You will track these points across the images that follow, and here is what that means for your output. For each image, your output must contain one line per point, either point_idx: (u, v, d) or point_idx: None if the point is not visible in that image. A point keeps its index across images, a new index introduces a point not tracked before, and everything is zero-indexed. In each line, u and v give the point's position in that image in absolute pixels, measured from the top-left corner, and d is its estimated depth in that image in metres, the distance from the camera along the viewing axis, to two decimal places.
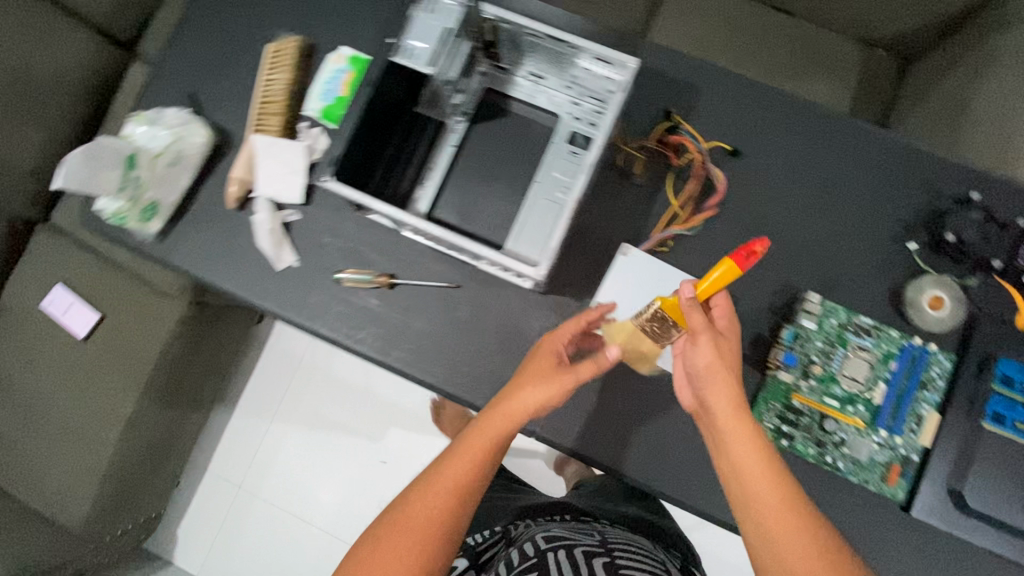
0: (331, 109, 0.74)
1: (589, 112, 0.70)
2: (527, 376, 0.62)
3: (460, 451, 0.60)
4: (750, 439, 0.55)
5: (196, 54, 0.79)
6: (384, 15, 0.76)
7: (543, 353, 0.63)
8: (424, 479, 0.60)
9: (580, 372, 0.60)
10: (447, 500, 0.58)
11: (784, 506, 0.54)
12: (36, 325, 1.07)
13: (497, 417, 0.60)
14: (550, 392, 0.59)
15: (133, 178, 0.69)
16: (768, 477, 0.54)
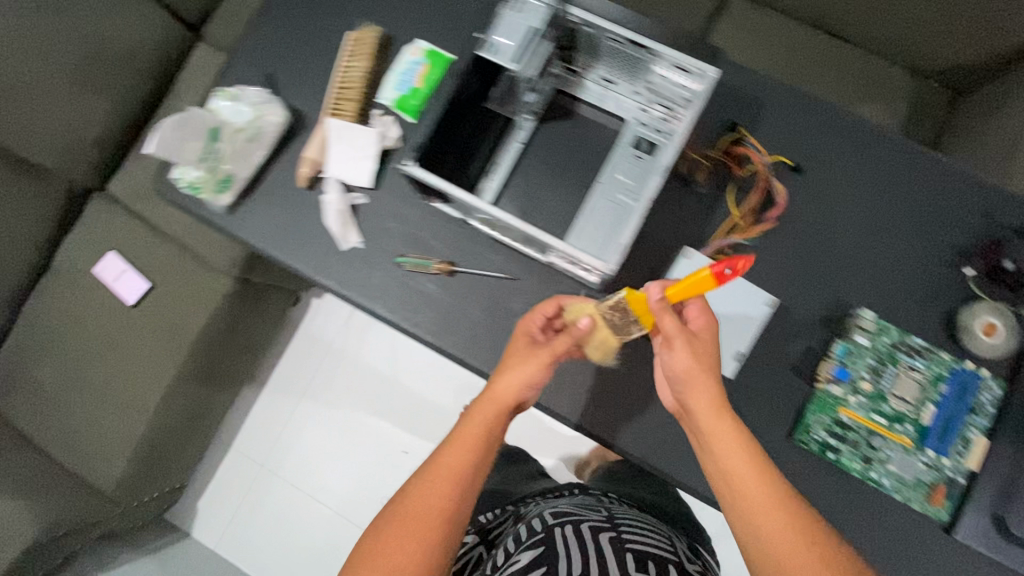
0: (405, 99, 0.76)
1: (657, 119, 0.72)
2: (510, 360, 0.65)
3: (454, 440, 0.62)
4: (728, 431, 0.58)
5: (275, 36, 0.81)
6: (462, 12, 0.79)
7: (519, 336, 0.66)
8: (423, 470, 0.61)
9: (557, 348, 0.64)
10: (446, 486, 0.59)
11: (773, 495, 0.55)
12: (89, 290, 1.10)
13: (485, 403, 0.63)
14: (533, 371, 0.63)
15: (214, 150, 0.72)
16: (748, 468, 0.56)
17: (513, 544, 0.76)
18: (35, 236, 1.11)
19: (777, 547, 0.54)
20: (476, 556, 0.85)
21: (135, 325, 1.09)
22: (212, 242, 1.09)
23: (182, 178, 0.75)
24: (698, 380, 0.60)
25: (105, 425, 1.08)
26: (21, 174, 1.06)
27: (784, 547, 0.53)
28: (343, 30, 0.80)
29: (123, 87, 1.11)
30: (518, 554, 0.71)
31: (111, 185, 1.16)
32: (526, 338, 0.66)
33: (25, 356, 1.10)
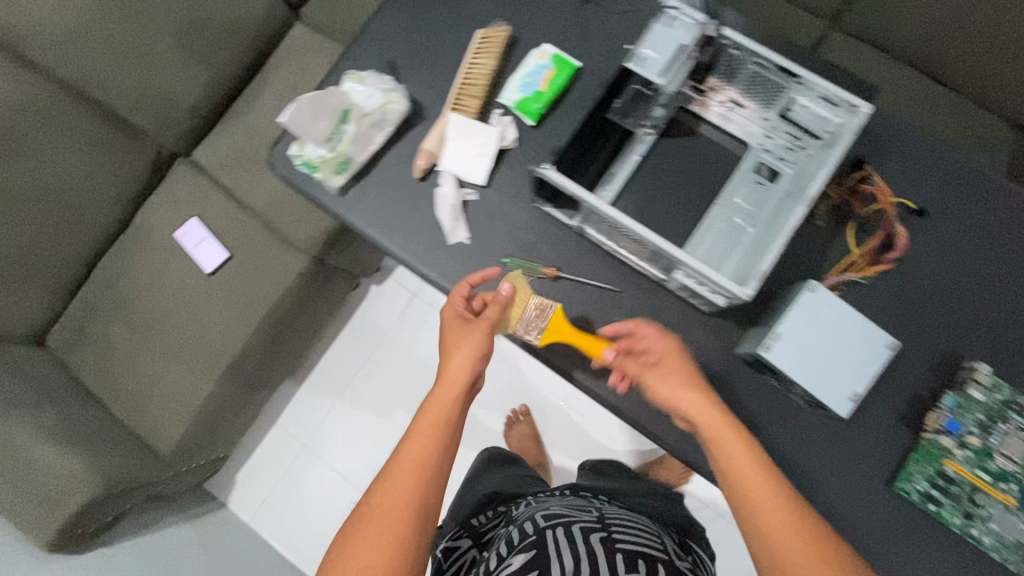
0: (527, 101, 0.76)
1: (781, 146, 0.71)
2: (450, 343, 0.70)
3: (416, 433, 0.65)
4: (701, 422, 0.63)
5: (400, 25, 0.81)
6: (590, 21, 0.79)
7: (449, 320, 0.71)
8: (386, 468, 0.63)
9: (489, 317, 0.69)
10: (413, 474, 0.61)
11: (748, 473, 0.60)
12: (168, 253, 1.12)
13: (444, 389, 0.68)
14: (476, 346, 0.69)
15: (340, 131, 0.73)
16: (724, 452, 0.61)
17: (505, 548, 0.72)
18: (122, 195, 1.12)
19: (767, 529, 0.57)
20: (469, 561, 0.84)
21: (209, 293, 1.10)
22: (293, 219, 1.09)
23: (302, 156, 0.76)
24: (674, 389, 0.64)
25: (168, 388, 1.09)
26: (119, 134, 1.08)
27: (771, 526, 0.57)
28: (470, 26, 0.80)
29: (225, 57, 1.12)
30: (510, 557, 0.67)
31: (196, 152, 1.17)
32: (460, 320, 0.71)
33: (99, 311, 1.12)
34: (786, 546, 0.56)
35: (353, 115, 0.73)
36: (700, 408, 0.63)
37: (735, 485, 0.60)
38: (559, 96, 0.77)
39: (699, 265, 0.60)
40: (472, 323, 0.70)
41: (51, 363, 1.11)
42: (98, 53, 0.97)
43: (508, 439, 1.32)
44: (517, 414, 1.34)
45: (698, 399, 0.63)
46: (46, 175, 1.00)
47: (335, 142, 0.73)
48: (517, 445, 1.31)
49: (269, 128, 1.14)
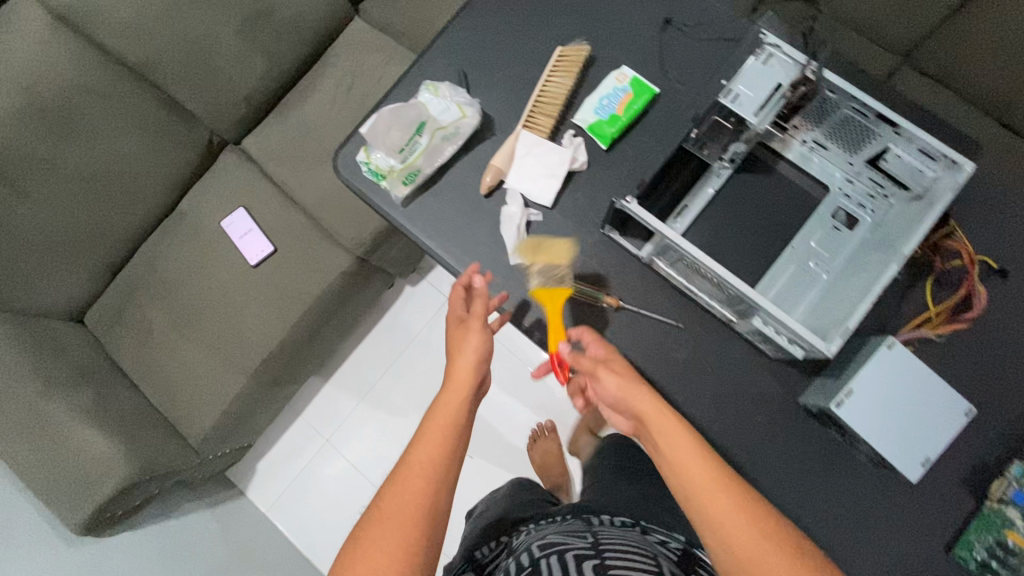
0: (602, 124, 0.74)
1: (863, 193, 0.69)
2: (456, 345, 0.69)
3: (424, 437, 0.61)
4: (654, 423, 0.58)
5: (475, 35, 0.80)
6: (671, 46, 0.77)
7: (450, 321, 0.71)
8: (392, 474, 0.60)
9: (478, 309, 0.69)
10: (420, 480, 0.58)
11: (705, 478, 0.54)
12: (214, 242, 1.12)
13: (450, 391, 0.65)
14: (477, 346, 0.67)
15: (414, 142, 0.74)
16: (680, 457, 0.55)
17: None
18: (171, 179, 1.12)
19: (739, 549, 0.51)
20: None
21: (250, 285, 1.10)
22: (340, 218, 1.08)
23: (369, 162, 0.76)
24: (622, 386, 0.61)
25: (202, 377, 1.08)
26: (174, 120, 1.07)
27: (747, 544, 0.51)
28: (547, 42, 0.79)
29: (285, 49, 1.10)
30: None
31: (245, 141, 1.16)
32: (459, 321, 0.71)
33: (139, 294, 1.12)
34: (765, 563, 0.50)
35: (428, 128, 0.73)
36: (652, 405, 0.59)
37: (701, 496, 0.54)
38: (635, 121, 0.75)
39: (784, 318, 0.58)
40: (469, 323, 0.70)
41: (89, 343, 1.11)
42: (163, 37, 0.96)
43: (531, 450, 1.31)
44: (544, 429, 1.32)
45: (647, 395, 0.60)
46: (102, 156, 1.00)
47: (407, 151, 0.74)
48: (540, 460, 1.29)
49: (321, 123, 1.12)
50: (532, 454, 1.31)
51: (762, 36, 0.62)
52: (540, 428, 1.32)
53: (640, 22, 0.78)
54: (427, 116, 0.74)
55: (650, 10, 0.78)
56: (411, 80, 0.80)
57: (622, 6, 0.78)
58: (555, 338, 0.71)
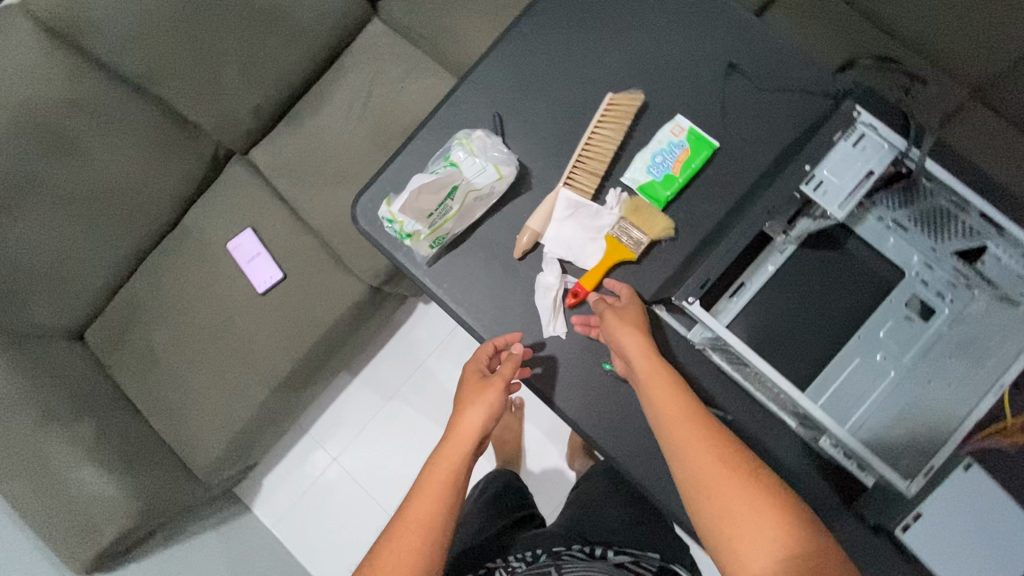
0: (655, 185, 0.66)
1: (943, 281, 0.61)
2: (464, 399, 0.64)
3: (423, 489, 0.59)
4: (641, 372, 0.58)
5: (513, 73, 0.72)
6: (734, 96, 0.68)
7: (468, 377, 0.65)
8: (389, 530, 0.58)
9: (505, 374, 0.63)
10: (416, 540, 0.56)
11: (700, 442, 0.53)
12: (220, 262, 1.05)
13: (451, 446, 0.61)
14: (488, 406, 0.62)
15: (444, 207, 0.66)
16: (659, 404, 0.56)
17: None
18: (174, 194, 1.04)
19: (729, 524, 0.50)
20: None
21: (258, 312, 1.04)
22: (354, 246, 1.01)
23: (391, 220, 0.67)
24: (624, 332, 0.59)
25: (207, 407, 1.04)
26: (177, 132, 0.99)
27: (719, 487, 0.51)
28: (595, 84, 0.70)
29: (297, 56, 1.01)
30: None
31: (254, 152, 1.07)
32: (478, 376, 0.65)
33: (141, 314, 1.06)
34: (735, 505, 0.50)
35: (460, 191, 0.65)
36: (643, 353, 0.58)
37: (680, 444, 0.54)
38: (691, 183, 0.67)
39: (859, 445, 0.54)
40: (488, 379, 0.64)
41: (90, 364, 1.06)
42: (166, 50, 0.87)
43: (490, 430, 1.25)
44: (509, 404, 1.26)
45: (646, 344, 0.59)
46: (101, 175, 0.93)
47: (437, 215, 0.66)
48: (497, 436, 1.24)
49: (335, 139, 1.04)
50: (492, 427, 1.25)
51: (855, 113, 0.54)
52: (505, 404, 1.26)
53: (700, 66, 0.69)
54: (460, 176, 0.66)
55: (713, 52, 0.69)
56: (441, 120, 0.72)
57: (681, 47, 0.70)
58: (588, 279, 0.66)
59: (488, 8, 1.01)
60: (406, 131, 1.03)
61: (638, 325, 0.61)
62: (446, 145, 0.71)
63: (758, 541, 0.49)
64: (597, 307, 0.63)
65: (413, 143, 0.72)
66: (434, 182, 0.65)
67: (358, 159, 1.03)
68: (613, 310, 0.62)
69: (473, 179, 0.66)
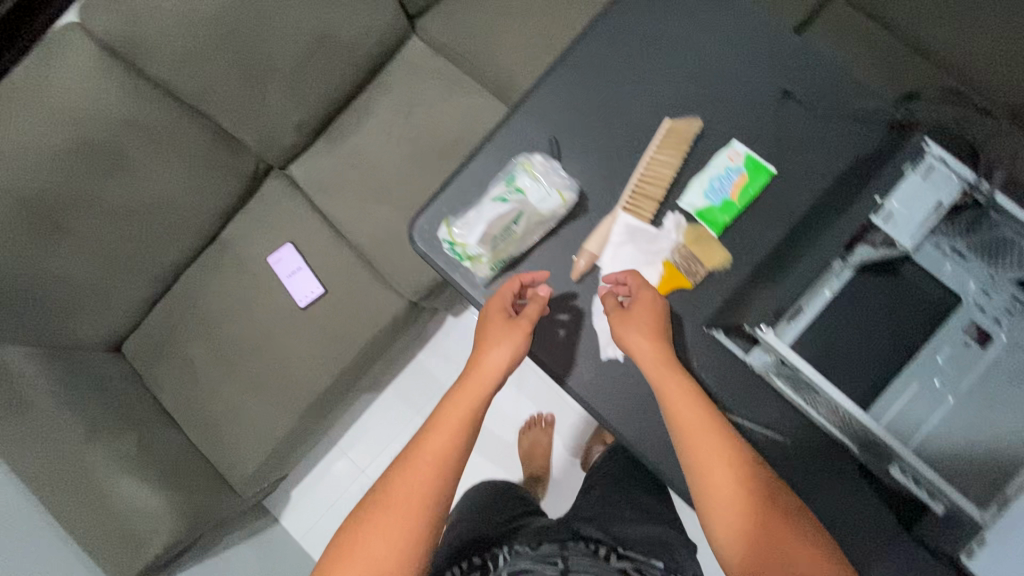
0: (713, 210, 0.68)
1: (1002, 308, 0.60)
2: (488, 337, 0.65)
3: (440, 423, 0.62)
4: (647, 368, 0.61)
5: (570, 98, 0.73)
6: (790, 123, 0.69)
7: (492, 313, 0.66)
8: (404, 454, 0.61)
9: (530, 317, 0.65)
10: (429, 470, 0.59)
11: (700, 424, 0.58)
12: (260, 276, 1.06)
13: (473, 383, 0.64)
14: (514, 345, 0.64)
15: (507, 231, 0.68)
16: (663, 389, 0.60)
17: None
18: (216, 210, 1.05)
19: (717, 493, 0.56)
20: None
21: (297, 327, 1.05)
22: (395, 262, 1.03)
23: (453, 242, 0.69)
24: (633, 333, 0.61)
25: (246, 421, 1.04)
26: (221, 148, 0.99)
27: (707, 458, 0.57)
28: (651, 110, 0.71)
29: (340, 74, 1.02)
30: None
31: (294, 168, 1.08)
32: (503, 315, 0.66)
33: (179, 327, 1.07)
34: (718, 486, 0.56)
35: (524, 219, 0.68)
36: (649, 348, 0.61)
37: (684, 435, 0.58)
38: (749, 209, 0.68)
39: (934, 475, 0.55)
40: (514, 322, 0.65)
41: (129, 377, 1.06)
42: (218, 70, 0.88)
43: (521, 437, 1.25)
44: (540, 419, 1.26)
45: (653, 345, 0.61)
46: (147, 191, 0.94)
47: (500, 241, 0.68)
48: (526, 449, 1.24)
49: (376, 156, 1.05)
50: (520, 441, 1.25)
51: (926, 147, 0.61)
52: (535, 419, 1.26)
53: (757, 93, 0.70)
54: (526, 203, 0.68)
55: (768, 80, 0.70)
56: (498, 144, 0.73)
57: (737, 74, 0.71)
58: None
59: (529, 29, 1.03)
60: (447, 150, 1.04)
61: (649, 326, 0.62)
62: (507, 167, 0.71)
63: (739, 512, 0.55)
64: (606, 303, 0.65)
65: (471, 165, 0.73)
66: (499, 210, 0.68)
67: (399, 176, 1.04)
68: (619, 310, 0.64)
69: (537, 207, 0.68)
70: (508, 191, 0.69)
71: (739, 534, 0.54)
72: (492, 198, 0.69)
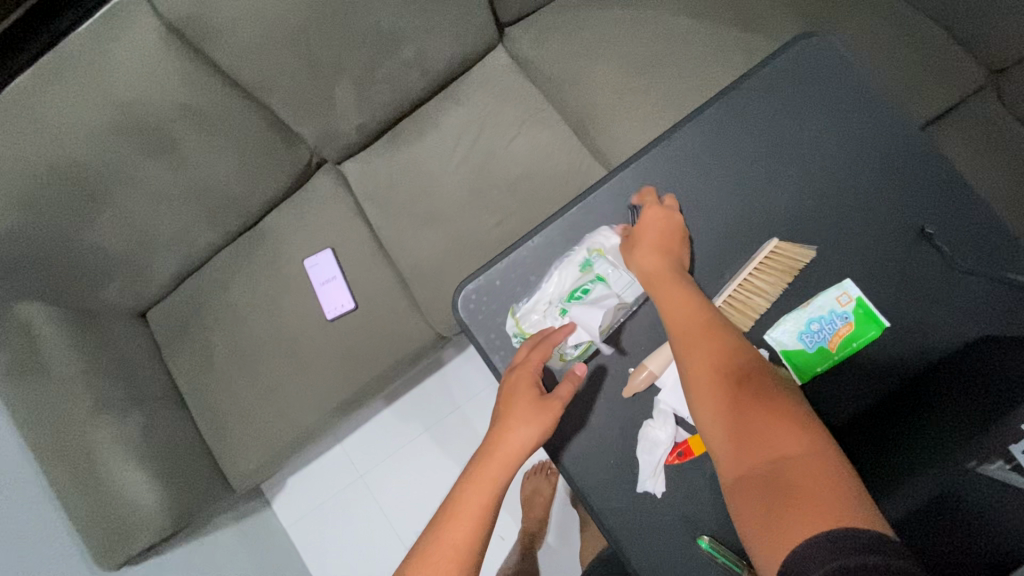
0: (805, 356, 0.59)
1: None
2: (514, 415, 0.59)
3: (461, 512, 0.56)
4: (647, 276, 0.60)
5: (663, 189, 0.64)
6: (913, 271, 0.59)
7: (520, 386, 0.60)
8: (421, 549, 0.55)
9: (563, 396, 0.60)
10: (450, 564, 0.53)
11: (689, 327, 0.55)
12: (294, 276, 1.02)
13: (498, 462, 0.58)
14: (543, 426, 0.59)
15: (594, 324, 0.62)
16: (658, 295, 0.58)
17: None
18: (261, 199, 0.99)
19: (701, 390, 0.53)
20: None
21: (322, 337, 1.01)
22: (434, 293, 0.97)
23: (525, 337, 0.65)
24: (636, 253, 0.61)
25: (253, 421, 1.01)
26: (276, 139, 0.93)
27: (693, 355, 0.54)
28: (754, 223, 0.62)
29: (414, 81, 0.94)
30: None
31: (348, 168, 1.01)
32: (529, 387, 0.60)
33: (205, 310, 1.04)
34: (705, 391, 0.53)
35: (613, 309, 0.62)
36: (651, 259, 0.60)
37: (676, 343, 0.56)
38: (842, 360, 0.59)
39: None
40: (541, 396, 0.60)
41: (146, 349, 1.04)
42: (286, 65, 0.81)
43: (522, 484, 1.18)
44: (546, 466, 1.18)
45: (655, 256, 0.60)
46: (193, 173, 0.89)
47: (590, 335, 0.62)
48: (527, 495, 1.17)
49: (435, 175, 0.98)
50: (522, 486, 1.18)
51: None
52: (542, 465, 1.18)
53: (884, 229, 0.60)
54: (611, 293, 0.63)
55: (898, 217, 0.60)
56: (572, 221, 0.66)
57: (862, 201, 0.61)
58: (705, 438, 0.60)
59: (628, 68, 0.92)
60: (511, 185, 0.96)
61: (650, 242, 0.60)
62: (575, 248, 0.65)
63: (719, 410, 0.51)
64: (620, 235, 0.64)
65: (539, 239, 0.66)
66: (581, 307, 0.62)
67: (455, 202, 0.97)
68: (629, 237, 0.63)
69: (624, 295, 0.63)
70: (584, 283, 0.63)
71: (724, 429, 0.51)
72: (569, 288, 0.64)
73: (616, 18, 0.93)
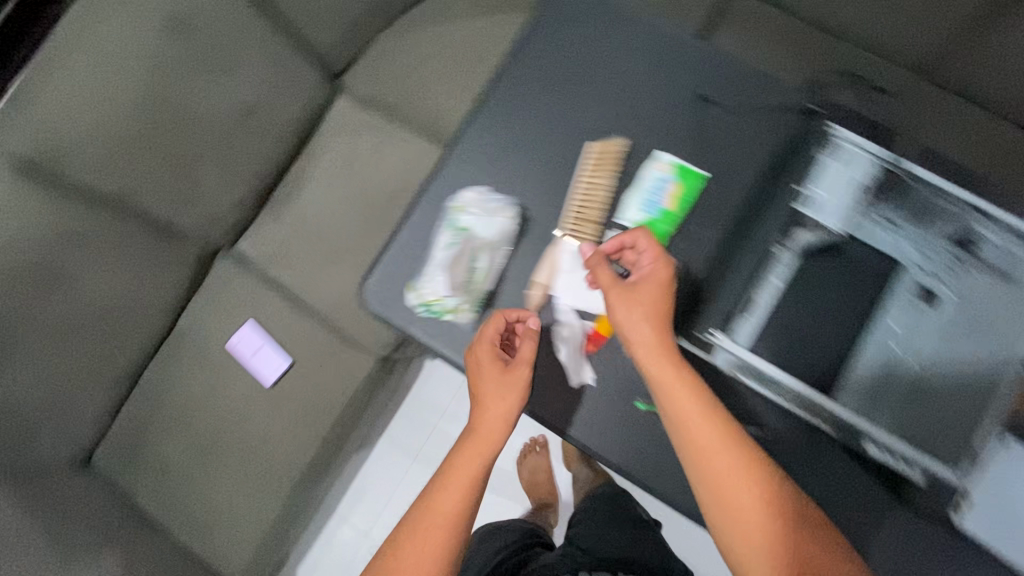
0: (654, 221, 0.71)
1: (940, 266, 0.64)
2: (484, 385, 0.65)
3: (448, 480, 0.62)
4: (645, 357, 0.61)
5: (497, 138, 0.75)
6: (706, 124, 0.72)
7: (485, 362, 0.65)
8: (415, 520, 0.61)
9: (528, 360, 0.65)
10: (443, 529, 0.60)
11: (702, 413, 0.59)
12: (225, 359, 1.04)
13: (483, 440, 0.64)
14: (518, 396, 0.65)
15: (473, 270, 0.70)
16: (661, 377, 0.60)
17: None
18: (168, 300, 1.03)
19: (713, 468, 0.58)
20: None
21: (272, 403, 1.03)
22: (360, 321, 1.03)
23: (427, 304, 0.71)
24: (627, 316, 0.63)
25: (234, 510, 1.01)
26: (161, 239, 0.98)
27: (705, 441, 0.59)
28: (577, 136, 0.74)
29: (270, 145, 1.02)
30: None
31: (242, 243, 1.07)
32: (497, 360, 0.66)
33: (149, 429, 1.03)
34: (719, 472, 0.58)
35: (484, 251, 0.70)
36: (647, 335, 0.62)
37: (679, 427, 0.60)
38: (684, 212, 0.71)
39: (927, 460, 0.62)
40: (510, 368, 0.66)
41: (102, 490, 1.02)
42: (142, 166, 0.88)
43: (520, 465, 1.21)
44: (535, 443, 1.22)
45: (650, 329, 0.62)
46: (92, 298, 0.90)
47: (472, 279, 0.70)
48: (527, 477, 1.20)
49: (322, 219, 1.05)
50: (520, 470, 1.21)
51: (833, 131, 0.67)
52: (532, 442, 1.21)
53: (673, 102, 0.73)
54: (476, 237, 0.70)
55: (680, 89, 0.73)
56: (436, 191, 0.75)
57: (649, 88, 0.74)
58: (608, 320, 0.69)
59: (450, 69, 1.04)
60: (391, 201, 1.04)
61: (646, 309, 0.63)
62: (444, 214, 0.73)
63: (734, 486, 0.58)
64: (606, 276, 0.65)
65: (415, 215, 0.75)
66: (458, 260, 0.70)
67: (348, 234, 1.04)
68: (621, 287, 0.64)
69: (489, 234, 0.70)
70: (456, 238, 0.71)
71: (732, 502, 0.58)
72: (445, 248, 0.72)
73: (424, 35, 1.07)
